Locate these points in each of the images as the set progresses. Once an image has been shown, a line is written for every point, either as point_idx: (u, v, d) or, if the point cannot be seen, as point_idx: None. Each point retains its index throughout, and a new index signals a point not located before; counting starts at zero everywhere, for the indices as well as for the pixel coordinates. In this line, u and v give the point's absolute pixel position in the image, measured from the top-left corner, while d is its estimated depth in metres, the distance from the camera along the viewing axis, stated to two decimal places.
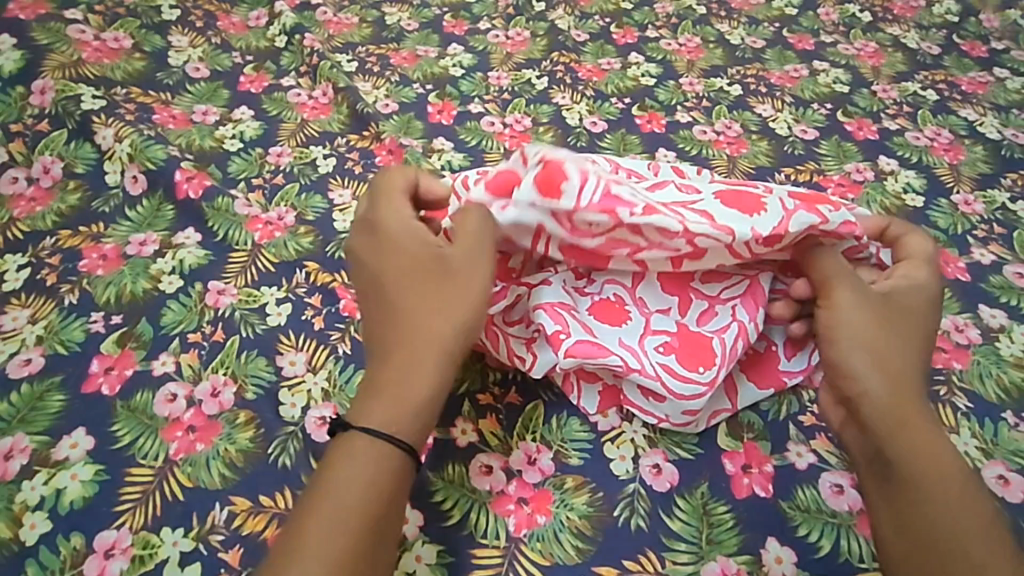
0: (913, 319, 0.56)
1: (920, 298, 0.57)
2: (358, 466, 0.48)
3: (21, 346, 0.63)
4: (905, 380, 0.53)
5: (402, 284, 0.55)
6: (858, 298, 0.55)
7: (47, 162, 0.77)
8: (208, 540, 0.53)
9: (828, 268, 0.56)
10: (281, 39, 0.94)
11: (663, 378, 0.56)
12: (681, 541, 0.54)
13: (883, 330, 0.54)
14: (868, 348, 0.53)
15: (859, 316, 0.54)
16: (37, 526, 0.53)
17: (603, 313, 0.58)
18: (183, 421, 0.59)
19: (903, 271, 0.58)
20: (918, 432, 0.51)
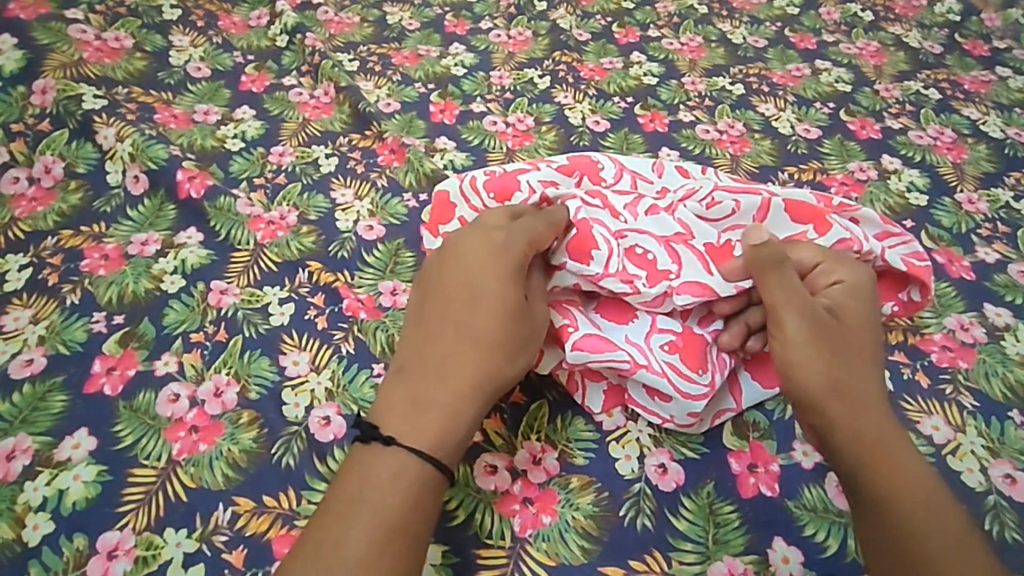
0: (856, 331, 0.56)
1: (858, 301, 0.58)
2: (396, 478, 0.48)
3: (23, 347, 0.62)
4: (859, 396, 0.53)
5: (478, 309, 0.54)
6: (800, 323, 0.55)
7: (48, 162, 0.77)
8: (211, 541, 0.53)
9: (776, 291, 0.56)
10: (282, 39, 0.94)
11: (669, 376, 0.57)
12: (687, 541, 0.54)
13: (827, 348, 0.54)
14: (819, 373, 0.53)
15: (807, 344, 0.54)
16: (40, 527, 0.53)
17: (610, 313, 0.60)
18: (186, 421, 0.59)
19: (826, 275, 0.59)
20: (884, 450, 0.51)
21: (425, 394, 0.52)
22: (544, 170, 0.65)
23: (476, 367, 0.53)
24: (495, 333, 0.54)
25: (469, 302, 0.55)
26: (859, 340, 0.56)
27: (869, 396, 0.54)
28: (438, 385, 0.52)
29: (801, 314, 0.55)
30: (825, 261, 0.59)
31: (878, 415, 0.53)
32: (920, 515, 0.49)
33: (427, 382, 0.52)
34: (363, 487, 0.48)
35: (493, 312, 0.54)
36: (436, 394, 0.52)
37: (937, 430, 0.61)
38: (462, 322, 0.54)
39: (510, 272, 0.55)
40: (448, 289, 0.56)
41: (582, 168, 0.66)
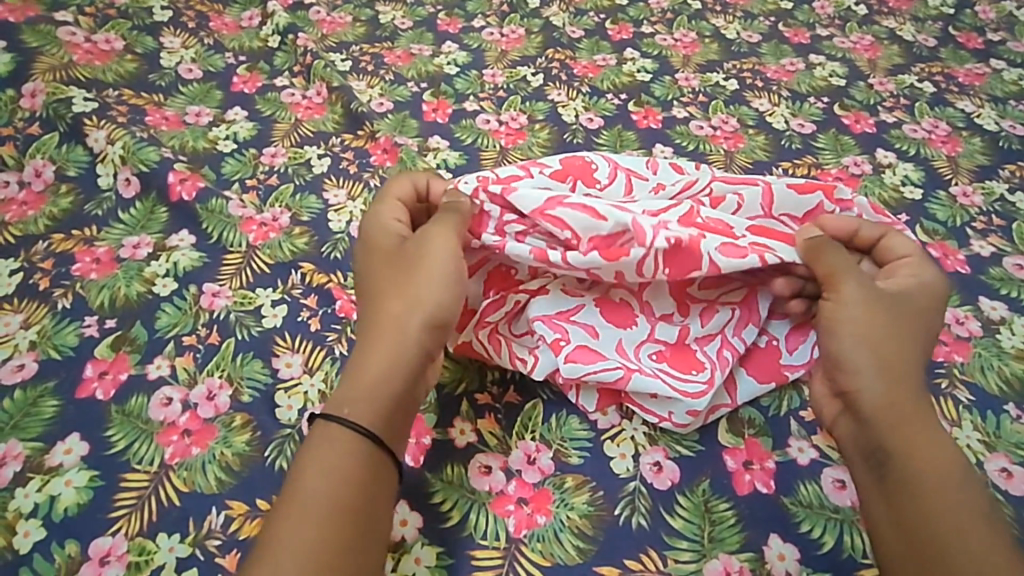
0: (920, 317, 0.56)
1: (925, 297, 0.57)
2: (328, 473, 0.48)
3: (14, 352, 0.62)
4: (908, 375, 0.53)
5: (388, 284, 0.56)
6: (862, 296, 0.55)
7: (39, 166, 0.76)
8: (204, 545, 0.53)
9: (832, 262, 0.56)
10: (274, 39, 0.94)
11: (663, 376, 0.57)
12: (682, 539, 0.54)
13: (882, 323, 0.54)
14: (864, 341, 0.53)
15: (862, 316, 0.54)
16: (31, 534, 0.53)
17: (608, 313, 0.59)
18: (179, 424, 0.58)
19: (909, 269, 0.59)
20: (920, 429, 0.51)
21: (358, 365, 0.53)
22: (537, 176, 0.64)
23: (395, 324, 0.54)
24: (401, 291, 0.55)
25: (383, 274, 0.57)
26: (918, 325, 0.56)
27: (917, 379, 0.54)
28: (368, 356, 0.53)
29: (863, 290, 0.55)
30: (914, 259, 0.59)
31: (926, 399, 0.53)
32: (941, 498, 0.49)
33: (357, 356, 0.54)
34: (296, 487, 0.48)
35: (394, 275, 0.56)
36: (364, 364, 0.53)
37: None
38: (376, 295, 0.56)
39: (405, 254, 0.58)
40: (364, 272, 0.59)
41: (575, 167, 0.64)
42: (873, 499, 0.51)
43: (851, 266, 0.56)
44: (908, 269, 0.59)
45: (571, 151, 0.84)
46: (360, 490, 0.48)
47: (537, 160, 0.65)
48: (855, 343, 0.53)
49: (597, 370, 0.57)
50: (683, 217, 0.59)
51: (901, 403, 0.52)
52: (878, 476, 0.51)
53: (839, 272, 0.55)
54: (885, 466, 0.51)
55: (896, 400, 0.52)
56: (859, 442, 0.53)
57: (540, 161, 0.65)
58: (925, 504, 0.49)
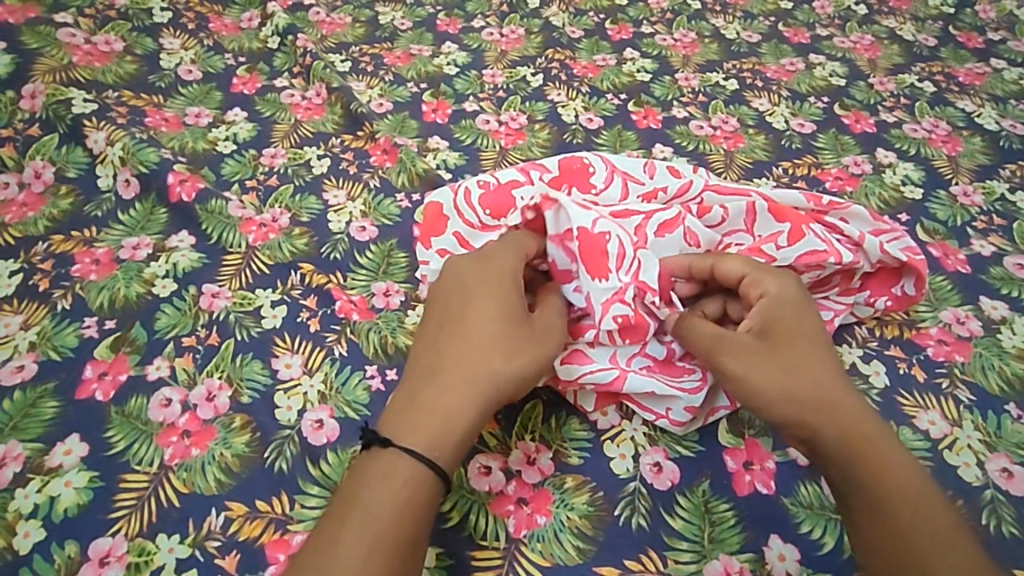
0: (802, 339, 0.55)
1: (788, 308, 0.56)
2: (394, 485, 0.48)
3: (13, 353, 0.62)
4: (824, 406, 0.52)
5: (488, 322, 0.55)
6: (745, 357, 0.54)
7: (39, 167, 0.76)
8: (204, 546, 0.53)
9: (703, 335, 0.56)
10: (274, 40, 0.94)
11: (656, 376, 0.58)
12: (683, 540, 0.54)
13: (770, 375, 0.54)
14: (779, 401, 0.53)
15: (756, 376, 0.54)
16: (31, 535, 0.52)
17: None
18: (179, 425, 0.58)
19: (754, 287, 0.57)
20: (872, 453, 0.51)
21: (432, 392, 0.52)
22: (537, 180, 0.64)
23: (491, 365, 0.53)
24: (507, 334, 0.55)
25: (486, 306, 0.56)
26: (808, 349, 0.55)
27: (833, 400, 0.53)
28: (446, 387, 0.52)
29: (739, 348, 0.55)
30: (753, 273, 0.58)
31: (849, 415, 0.52)
32: (912, 515, 0.48)
33: (434, 381, 0.53)
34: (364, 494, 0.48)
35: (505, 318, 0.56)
36: (442, 398, 0.52)
37: (933, 425, 0.61)
38: (471, 327, 0.55)
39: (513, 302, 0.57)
40: (465, 295, 0.57)
41: (572, 169, 0.65)
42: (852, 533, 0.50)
43: (721, 334, 0.55)
44: (759, 282, 0.57)
45: (570, 151, 0.84)
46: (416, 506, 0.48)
47: (535, 163, 0.66)
48: (772, 406, 0.53)
49: (593, 370, 0.58)
50: (664, 228, 0.61)
51: (837, 441, 0.51)
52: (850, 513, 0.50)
53: (716, 345, 0.55)
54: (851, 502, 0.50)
55: (832, 441, 0.51)
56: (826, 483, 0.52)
57: (539, 164, 0.65)
58: (894, 525, 0.48)
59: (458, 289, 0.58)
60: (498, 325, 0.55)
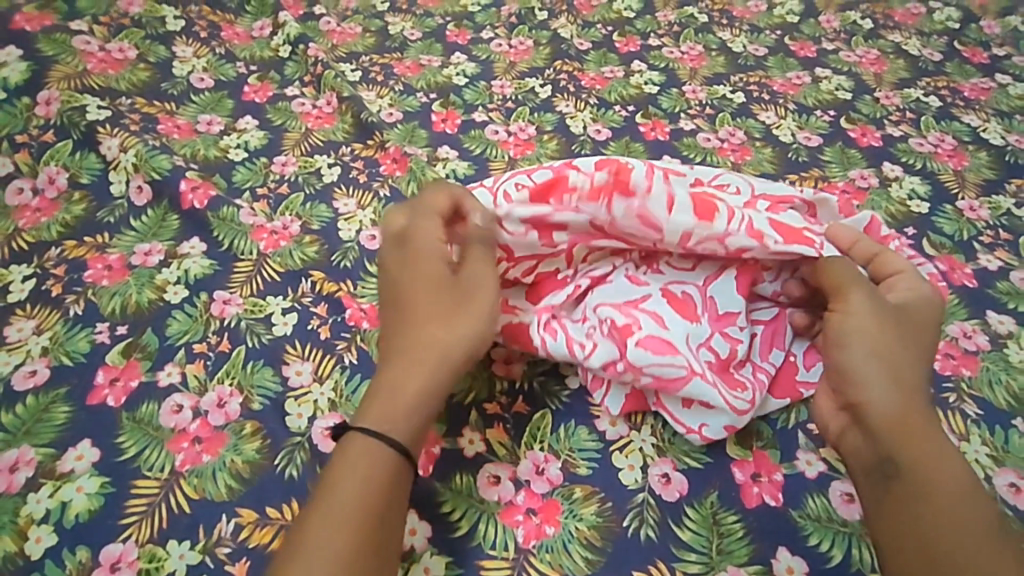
0: (922, 332, 0.56)
1: (926, 312, 0.57)
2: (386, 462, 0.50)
3: (27, 357, 0.63)
4: (912, 379, 0.53)
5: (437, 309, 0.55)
6: (872, 306, 0.55)
7: (52, 173, 0.77)
8: (214, 553, 0.53)
9: (840, 273, 0.56)
10: (285, 49, 0.95)
11: (719, 385, 0.56)
12: (691, 551, 0.54)
13: (889, 334, 0.54)
14: (868, 352, 0.53)
15: (871, 324, 0.54)
16: (43, 540, 0.53)
17: (676, 310, 0.58)
18: (189, 431, 0.59)
19: (908, 283, 0.59)
20: (926, 444, 0.51)
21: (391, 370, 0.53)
22: None
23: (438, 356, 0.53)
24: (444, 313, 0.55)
25: (433, 297, 0.56)
26: (920, 343, 0.55)
27: (918, 384, 0.53)
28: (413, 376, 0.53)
29: (869, 299, 0.55)
30: (906, 274, 0.59)
31: (924, 402, 0.53)
32: (948, 511, 0.48)
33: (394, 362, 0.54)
34: (350, 476, 0.49)
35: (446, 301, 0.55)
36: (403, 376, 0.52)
37: None
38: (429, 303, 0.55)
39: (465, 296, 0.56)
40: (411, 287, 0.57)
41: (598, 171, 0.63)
42: (875, 513, 0.50)
43: (859, 280, 0.56)
44: (909, 281, 0.59)
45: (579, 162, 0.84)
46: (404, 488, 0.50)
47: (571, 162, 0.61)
48: (863, 356, 0.53)
49: (661, 363, 0.55)
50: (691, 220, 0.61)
51: (914, 419, 0.51)
52: (884, 492, 0.50)
53: (846, 285, 0.56)
54: (891, 482, 0.50)
55: (904, 412, 0.52)
56: (869, 453, 0.52)
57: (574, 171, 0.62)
58: (928, 516, 0.48)
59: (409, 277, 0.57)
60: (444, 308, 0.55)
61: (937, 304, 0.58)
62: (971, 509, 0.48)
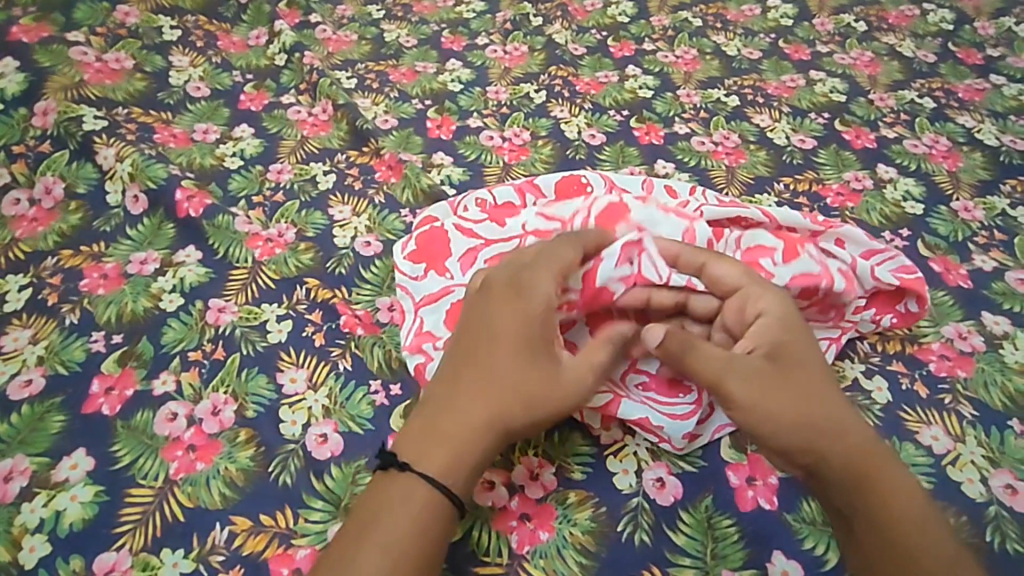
0: (798, 355, 0.55)
1: (788, 325, 0.56)
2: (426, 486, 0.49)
3: (21, 367, 0.63)
4: (819, 423, 0.53)
5: (508, 346, 0.54)
6: (750, 385, 0.53)
7: (49, 182, 0.78)
8: (208, 561, 0.53)
9: (709, 366, 0.53)
10: (281, 57, 0.95)
11: (650, 402, 0.58)
12: (686, 556, 0.54)
13: (774, 395, 0.53)
14: (786, 427, 0.52)
15: (761, 399, 0.53)
16: (36, 549, 0.53)
17: (599, 336, 0.60)
18: (183, 439, 0.59)
19: (754, 305, 0.57)
20: (876, 476, 0.51)
21: (468, 444, 0.51)
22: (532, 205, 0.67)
23: (506, 404, 0.52)
24: (526, 344, 0.54)
25: (509, 355, 0.54)
26: (801, 373, 0.54)
27: (835, 421, 0.53)
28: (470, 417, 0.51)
29: (742, 373, 0.53)
30: (747, 284, 0.57)
31: (853, 434, 0.53)
32: (909, 532, 0.50)
33: (474, 430, 0.52)
34: (371, 520, 0.48)
35: (518, 334, 0.54)
36: (482, 437, 0.51)
37: (936, 440, 0.61)
38: (549, 361, 0.54)
39: (527, 339, 0.54)
40: (480, 329, 0.55)
41: (569, 190, 0.69)
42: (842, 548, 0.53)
43: (727, 359, 0.53)
44: (753, 298, 0.57)
45: (573, 167, 0.84)
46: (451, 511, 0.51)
47: (533, 183, 0.69)
48: (780, 431, 0.52)
49: None
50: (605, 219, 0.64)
51: (853, 463, 0.52)
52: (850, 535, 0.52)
53: (722, 376, 0.53)
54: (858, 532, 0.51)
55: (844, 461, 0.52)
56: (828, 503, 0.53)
57: (536, 188, 0.69)
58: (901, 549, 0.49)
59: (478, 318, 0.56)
60: (519, 337, 0.54)
61: (786, 302, 0.57)
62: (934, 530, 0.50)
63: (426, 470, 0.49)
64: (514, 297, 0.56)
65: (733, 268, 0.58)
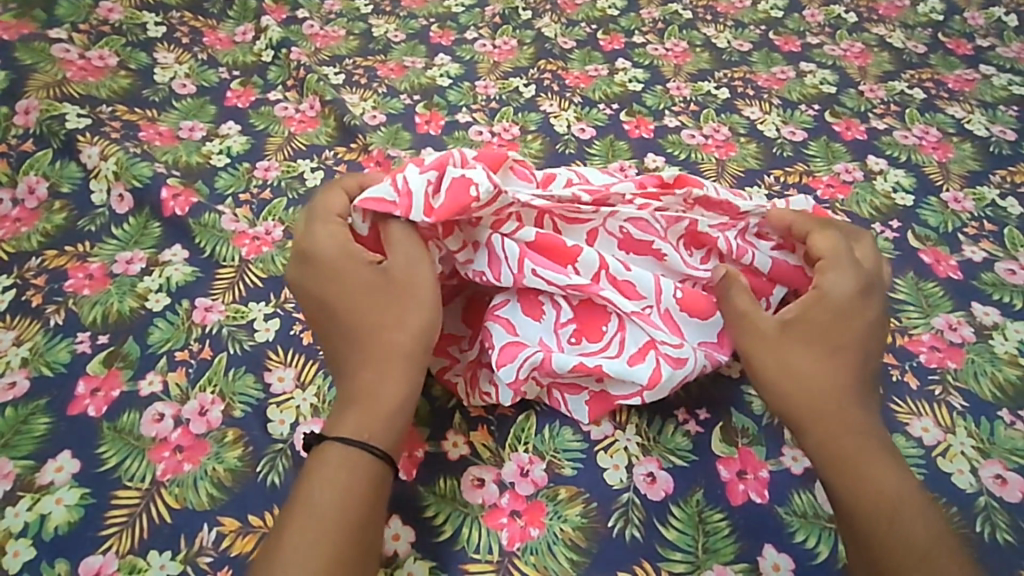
0: (845, 333, 0.55)
1: (846, 306, 0.55)
2: (342, 464, 0.50)
3: (6, 369, 0.62)
4: (834, 391, 0.53)
5: (355, 302, 0.56)
6: (772, 336, 0.55)
7: (32, 182, 0.77)
8: (196, 562, 0.52)
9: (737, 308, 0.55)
10: (268, 53, 0.94)
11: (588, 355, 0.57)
12: (677, 551, 0.54)
13: (797, 357, 0.54)
14: (791, 385, 0.54)
15: (777, 352, 0.54)
16: (21, 554, 0.52)
17: (524, 306, 0.59)
18: (170, 441, 0.58)
19: (824, 276, 0.56)
20: (870, 460, 0.51)
21: (358, 373, 0.54)
22: None
23: (390, 352, 0.54)
24: (385, 298, 0.55)
25: (383, 313, 0.55)
26: (841, 350, 0.54)
27: (846, 398, 0.53)
28: (365, 378, 0.54)
29: (766, 328, 0.55)
30: (824, 262, 0.57)
31: (860, 417, 0.53)
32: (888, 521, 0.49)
33: (359, 365, 0.54)
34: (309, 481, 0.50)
35: (362, 293, 0.56)
36: (387, 382, 0.53)
37: (926, 431, 0.61)
38: (404, 299, 0.55)
39: (377, 285, 0.56)
40: (329, 302, 0.57)
41: None
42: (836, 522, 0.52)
43: (754, 310, 0.55)
44: (834, 271, 0.56)
45: (563, 161, 0.84)
46: (372, 520, 0.49)
47: None
48: (785, 388, 0.54)
49: (523, 362, 0.56)
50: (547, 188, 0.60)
51: (850, 440, 0.52)
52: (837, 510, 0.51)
53: (740, 321, 0.55)
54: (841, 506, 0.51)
55: (839, 434, 0.52)
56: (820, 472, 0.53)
57: None
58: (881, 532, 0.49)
59: (315, 296, 0.57)
60: (359, 297, 0.56)
61: (857, 288, 0.56)
62: (918, 528, 0.49)
63: (342, 435, 0.51)
64: (320, 261, 0.57)
65: (820, 243, 0.57)
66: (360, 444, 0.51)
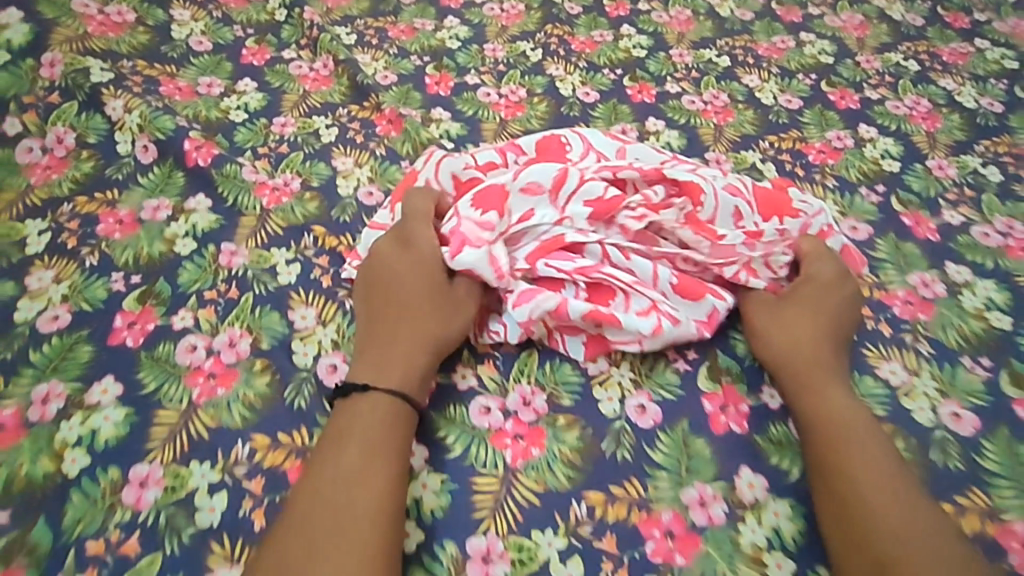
0: (828, 308, 0.65)
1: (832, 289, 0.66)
2: (370, 413, 0.56)
3: (48, 303, 0.67)
4: (815, 349, 0.62)
5: (413, 277, 0.64)
6: (766, 304, 0.65)
7: (61, 132, 0.80)
8: (232, 472, 0.58)
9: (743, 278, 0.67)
10: (281, 13, 0.97)
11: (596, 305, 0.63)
12: (663, 470, 0.59)
13: (785, 319, 0.64)
14: (778, 341, 0.63)
15: (768, 315, 0.65)
16: (77, 461, 0.58)
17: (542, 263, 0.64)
18: (204, 368, 0.64)
19: (815, 262, 0.67)
20: (840, 408, 0.59)
21: (397, 340, 0.61)
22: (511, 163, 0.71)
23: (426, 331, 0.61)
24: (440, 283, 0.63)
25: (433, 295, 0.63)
26: (824, 320, 0.64)
27: (824, 358, 0.62)
28: (404, 346, 0.61)
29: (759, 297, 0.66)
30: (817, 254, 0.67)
31: (835, 374, 0.61)
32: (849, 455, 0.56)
33: (400, 331, 0.61)
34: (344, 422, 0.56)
35: (422, 272, 0.63)
36: (418, 357, 0.60)
37: (894, 374, 0.66)
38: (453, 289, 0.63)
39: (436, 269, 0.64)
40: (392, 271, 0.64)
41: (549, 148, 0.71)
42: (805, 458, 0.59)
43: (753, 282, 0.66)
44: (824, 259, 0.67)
45: (567, 123, 0.88)
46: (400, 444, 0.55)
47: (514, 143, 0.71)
48: (771, 343, 0.63)
49: (538, 304, 0.62)
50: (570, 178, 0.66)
51: (823, 389, 0.60)
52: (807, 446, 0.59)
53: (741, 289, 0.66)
54: (812, 443, 0.58)
55: (813, 384, 0.61)
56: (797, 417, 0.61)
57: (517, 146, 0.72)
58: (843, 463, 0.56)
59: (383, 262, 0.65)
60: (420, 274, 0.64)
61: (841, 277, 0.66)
62: (877, 462, 0.55)
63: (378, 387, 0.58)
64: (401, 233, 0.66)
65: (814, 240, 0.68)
66: (397, 393, 0.58)
